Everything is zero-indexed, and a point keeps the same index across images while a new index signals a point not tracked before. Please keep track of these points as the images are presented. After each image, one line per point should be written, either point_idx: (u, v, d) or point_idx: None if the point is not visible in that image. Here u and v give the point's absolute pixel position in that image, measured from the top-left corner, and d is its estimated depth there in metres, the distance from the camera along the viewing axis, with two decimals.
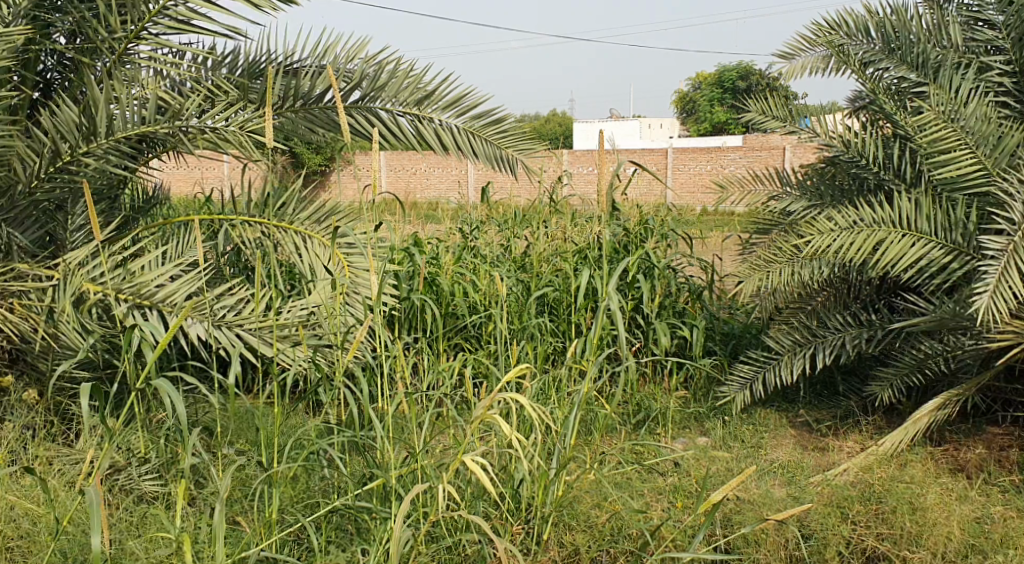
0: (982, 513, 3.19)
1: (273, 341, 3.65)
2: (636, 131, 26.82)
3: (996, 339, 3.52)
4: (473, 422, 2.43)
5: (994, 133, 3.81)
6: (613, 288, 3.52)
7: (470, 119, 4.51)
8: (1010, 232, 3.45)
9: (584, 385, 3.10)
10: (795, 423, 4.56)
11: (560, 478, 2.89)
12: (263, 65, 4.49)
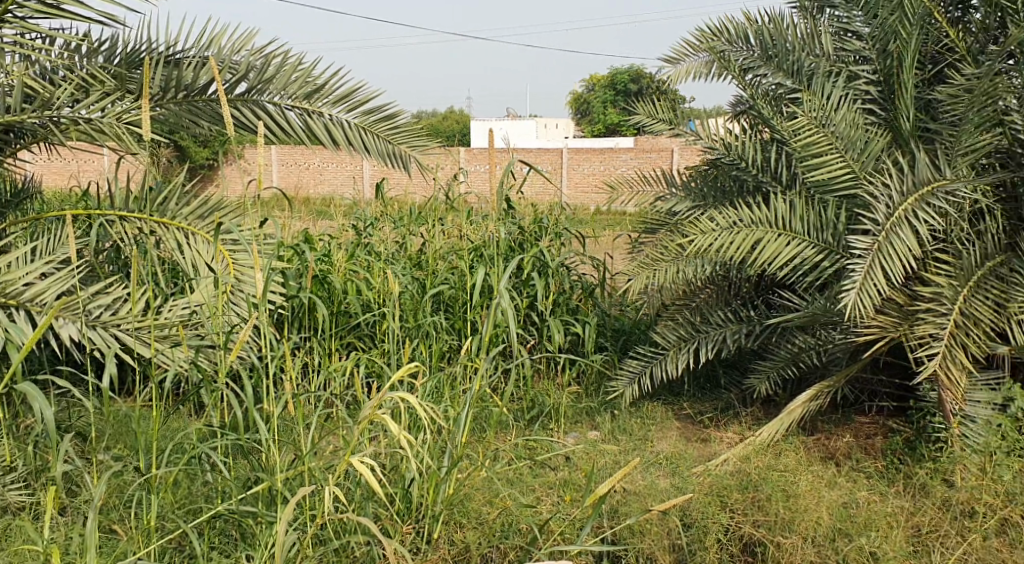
0: (849, 499, 3.35)
1: (150, 341, 3.61)
2: (532, 130, 27.06)
3: (862, 334, 3.71)
4: (361, 421, 2.46)
5: (862, 138, 4.03)
6: (504, 287, 3.64)
7: (363, 113, 4.49)
8: (875, 232, 3.62)
9: (475, 383, 3.15)
10: (680, 416, 4.72)
11: (451, 477, 2.96)
12: (141, 55, 4.39)
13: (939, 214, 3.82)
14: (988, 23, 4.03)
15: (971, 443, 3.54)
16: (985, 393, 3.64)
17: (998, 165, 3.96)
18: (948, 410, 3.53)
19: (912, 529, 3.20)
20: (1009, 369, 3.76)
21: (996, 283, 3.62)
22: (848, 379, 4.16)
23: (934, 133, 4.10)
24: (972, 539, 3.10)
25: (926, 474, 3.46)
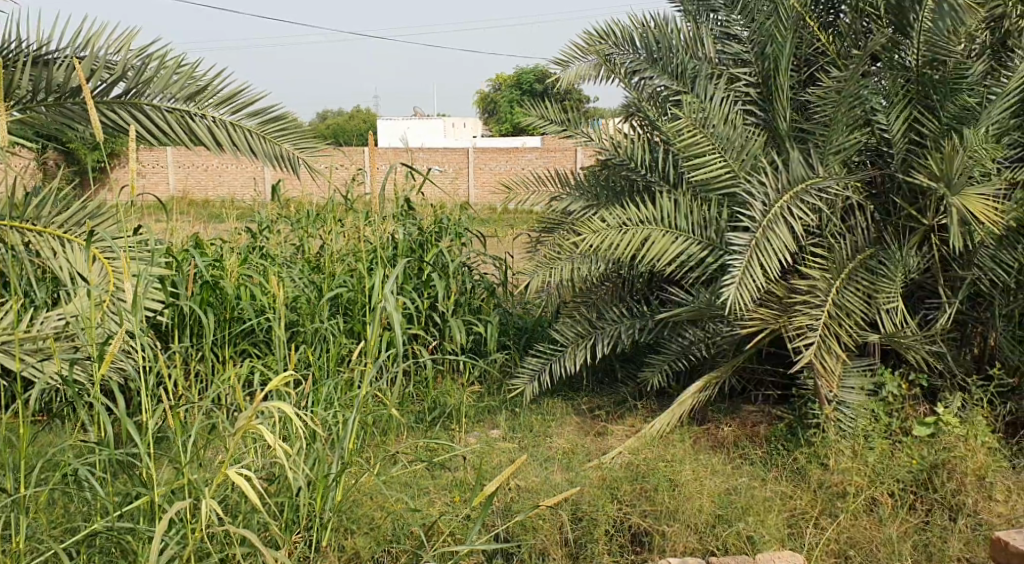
0: (729, 485, 3.50)
1: (24, 355, 3.59)
2: (441, 130, 27.07)
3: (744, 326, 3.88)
4: (238, 431, 2.51)
5: (741, 140, 4.19)
6: (389, 291, 3.70)
7: (246, 116, 4.48)
8: (752, 228, 3.79)
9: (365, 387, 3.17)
10: (578, 411, 4.86)
11: (338, 483, 2.98)
12: (6, 57, 4.26)
13: (813, 210, 4.03)
14: (855, 27, 4.27)
15: (845, 428, 3.75)
16: (859, 379, 3.86)
17: (868, 162, 4.19)
18: (823, 397, 3.74)
19: (788, 512, 3.37)
20: (879, 356, 3.99)
21: (865, 275, 3.84)
22: (734, 370, 4.37)
23: (808, 132, 4.30)
24: (841, 519, 3.29)
25: (803, 459, 3.66)
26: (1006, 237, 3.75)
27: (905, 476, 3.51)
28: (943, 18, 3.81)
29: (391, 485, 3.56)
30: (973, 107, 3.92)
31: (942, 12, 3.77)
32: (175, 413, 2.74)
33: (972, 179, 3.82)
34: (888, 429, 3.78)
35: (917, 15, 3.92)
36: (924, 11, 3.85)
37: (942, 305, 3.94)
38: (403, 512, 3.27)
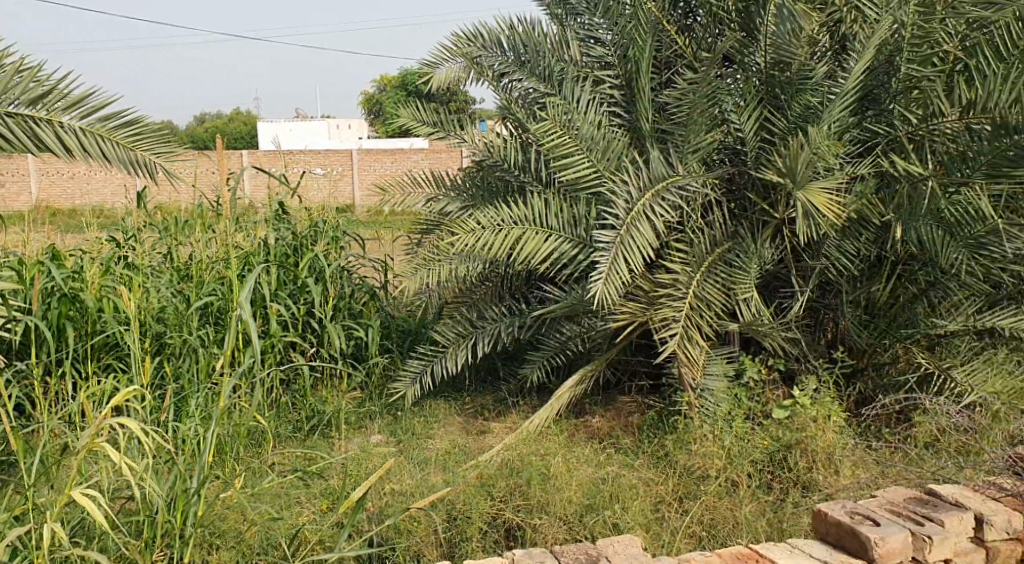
0: (599, 475, 4.28)
1: None
2: (326, 131, 26.96)
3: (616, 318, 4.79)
4: (81, 450, 2.70)
5: (602, 142, 4.91)
6: (245, 297, 3.63)
7: (96, 120, 4.39)
8: (618, 227, 4.59)
9: (221, 409, 3.30)
10: (461, 411, 5.30)
11: (198, 498, 3.12)
12: None
13: (677, 210, 4.94)
14: (708, 30, 5.21)
15: (708, 410, 4.75)
16: (720, 368, 4.85)
17: (726, 160, 5.14)
18: (687, 382, 4.70)
19: (652, 498, 4.17)
20: (738, 343, 5.05)
21: (723, 269, 4.80)
22: (608, 362, 5.06)
23: (667, 132, 5.18)
24: (705, 500, 4.14)
25: (670, 444, 4.64)
26: (849, 228, 4.83)
27: (762, 456, 4.51)
28: (784, 22, 4.73)
29: (260, 500, 3.86)
30: (814, 106, 4.90)
31: (784, 16, 4.70)
32: (15, 435, 2.87)
33: (818, 173, 4.83)
34: (748, 411, 4.84)
35: (763, 19, 4.84)
36: (769, 16, 4.78)
37: (796, 293, 5.00)
38: (265, 525, 3.59)
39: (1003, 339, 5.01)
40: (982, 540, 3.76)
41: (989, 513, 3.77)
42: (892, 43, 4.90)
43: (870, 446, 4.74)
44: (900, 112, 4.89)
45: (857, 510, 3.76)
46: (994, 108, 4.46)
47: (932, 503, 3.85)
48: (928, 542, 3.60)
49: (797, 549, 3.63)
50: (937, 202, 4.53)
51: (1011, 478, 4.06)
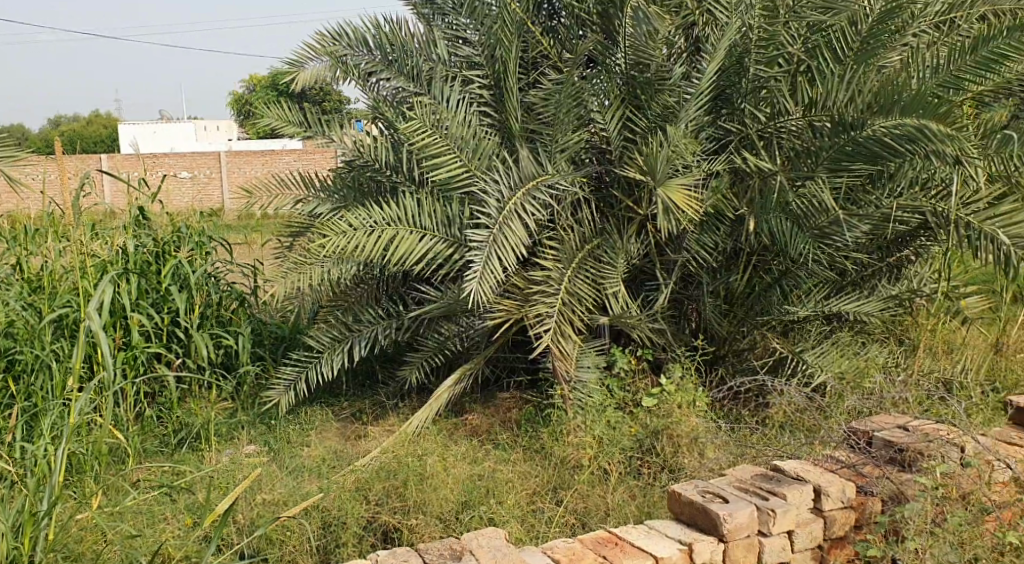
0: (475, 472, 4.76)
1: None
2: (193, 132, 26.33)
3: (493, 314, 4.98)
4: None
5: (471, 142, 5.14)
6: (94, 314, 3.83)
7: None
8: (491, 227, 4.82)
9: (67, 435, 3.49)
10: (339, 416, 5.53)
11: (46, 522, 3.38)
12: None
13: (547, 207, 5.12)
14: (571, 32, 5.34)
15: (581, 401, 5.06)
16: (593, 359, 5.18)
17: (594, 160, 5.30)
18: (560, 373, 4.93)
19: (525, 492, 4.62)
20: (609, 337, 5.33)
21: (593, 265, 5.01)
22: (484, 362, 5.35)
23: (536, 131, 5.32)
24: (578, 489, 4.60)
25: (545, 438, 5.01)
26: (706, 222, 5.02)
27: (631, 445, 4.88)
28: (640, 24, 4.92)
29: (121, 519, 4.09)
30: (672, 106, 5.09)
31: (639, 18, 4.90)
32: None
33: (676, 170, 5.01)
34: (621, 401, 5.14)
35: (623, 20, 5.01)
36: (626, 20, 4.95)
37: (660, 286, 5.17)
38: (125, 542, 3.78)
39: (849, 322, 5.27)
40: (820, 510, 4.18)
41: (825, 485, 4.19)
42: (739, 47, 5.11)
43: (728, 429, 5.01)
44: (750, 111, 5.13)
45: (709, 489, 4.16)
46: (832, 107, 4.88)
47: (777, 478, 4.25)
48: (771, 515, 4.02)
49: (654, 530, 4.05)
50: (785, 196, 4.86)
51: (844, 450, 4.49)
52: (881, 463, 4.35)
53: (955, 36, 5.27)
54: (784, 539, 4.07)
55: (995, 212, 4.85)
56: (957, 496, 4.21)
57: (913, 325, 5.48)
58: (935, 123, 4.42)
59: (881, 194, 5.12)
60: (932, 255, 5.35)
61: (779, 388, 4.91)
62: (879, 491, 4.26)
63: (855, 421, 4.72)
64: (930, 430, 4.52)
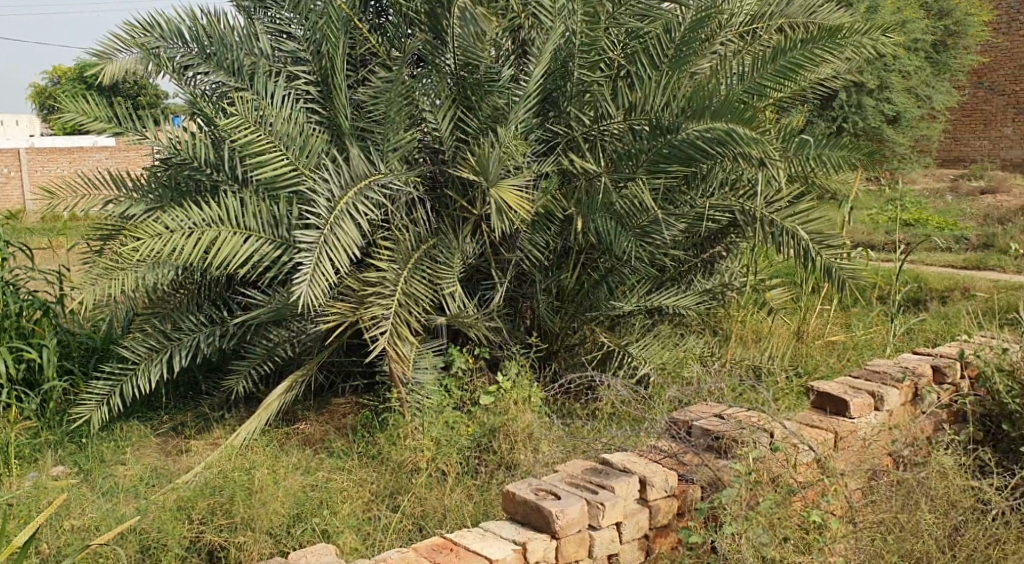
0: (307, 483, 4.67)
1: None
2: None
3: (326, 315, 4.99)
4: None
5: (297, 139, 5.09)
6: None
7: None
8: (320, 227, 4.79)
9: None
10: (159, 431, 5.33)
11: None
12: None
13: (381, 207, 5.18)
14: (399, 30, 5.38)
15: (418, 403, 5.13)
16: (429, 360, 5.25)
17: (427, 159, 5.39)
18: (396, 375, 4.89)
19: (360, 500, 4.56)
20: (447, 337, 5.41)
21: (429, 265, 5.08)
22: (317, 366, 5.34)
23: (366, 130, 5.36)
24: (415, 493, 4.58)
25: (383, 442, 5.00)
26: (537, 222, 5.10)
27: (468, 444, 4.92)
28: (467, 24, 5.03)
29: None
30: (502, 108, 5.18)
31: (467, 19, 5.00)
32: None
33: (507, 170, 5.07)
34: (458, 401, 5.22)
35: (450, 20, 5.11)
36: (453, 20, 5.04)
37: (495, 284, 5.25)
38: None
39: (669, 314, 5.47)
40: (646, 499, 4.26)
41: (649, 475, 4.26)
42: (564, 51, 5.21)
43: (560, 423, 5.09)
44: (575, 113, 5.26)
45: (541, 487, 4.18)
46: (650, 111, 5.01)
47: (606, 471, 4.31)
48: (601, 508, 4.07)
49: (488, 532, 4.02)
50: (609, 196, 5.00)
51: (667, 441, 4.52)
52: (699, 450, 4.41)
53: (757, 45, 5.59)
54: (613, 531, 4.14)
55: (795, 209, 5.15)
56: (768, 479, 4.22)
57: (725, 317, 5.79)
58: (742, 126, 4.61)
59: (695, 194, 5.25)
60: (741, 250, 5.62)
61: (606, 381, 4.98)
62: (699, 479, 4.34)
63: (675, 411, 4.79)
64: (742, 417, 4.60)
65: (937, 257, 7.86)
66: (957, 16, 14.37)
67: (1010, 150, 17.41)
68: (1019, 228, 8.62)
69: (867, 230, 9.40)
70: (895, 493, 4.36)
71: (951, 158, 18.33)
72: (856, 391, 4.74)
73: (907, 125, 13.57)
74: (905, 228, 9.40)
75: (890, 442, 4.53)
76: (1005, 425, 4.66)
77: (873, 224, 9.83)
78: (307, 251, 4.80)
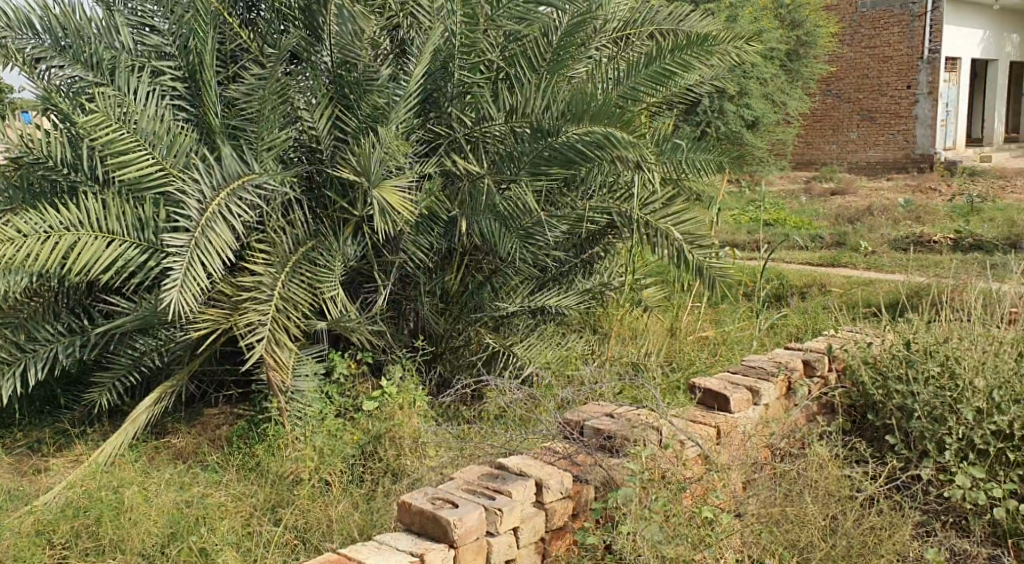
0: (181, 499, 4.44)
1: None
2: None
3: (198, 322, 4.76)
4: None
5: (164, 137, 4.82)
6: None
7: None
8: (191, 230, 4.54)
9: None
10: (14, 451, 5.03)
11: None
12: None
13: (256, 209, 4.99)
14: (271, 26, 5.24)
15: (299, 412, 4.99)
16: (310, 367, 5.10)
17: (304, 159, 5.24)
18: (275, 384, 4.72)
19: (239, 514, 4.37)
20: (327, 342, 5.29)
21: (308, 268, 4.93)
22: (188, 376, 5.09)
23: (239, 129, 5.16)
24: (298, 505, 4.42)
25: (261, 453, 4.82)
26: (420, 224, 5.05)
27: (353, 452, 4.79)
28: (345, 23, 4.92)
29: None
30: (382, 107, 5.04)
31: (344, 17, 4.91)
32: None
33: (388, 172, 4.98)
34: (339, 408, 5.11)
35: (325, 18, 5.04)
36: (329, 17, 4.96)
37: (378, 287, 5.20)
38: None
39: (551, 315, 5.51)
40: (542, 503, 4.18)
41: (545, 479, 4.18)
42: (443, 52, 5.17)
43: (447, 427, 5.02)
44: (456, 115, 5.22)
45: (437, 496, 4.07)
46: (531, 114, 4.96)
47: (502, 476, 4.23)
48: (499, 514, 3.98)
49: (384, 545, 3.87)
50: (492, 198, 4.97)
51: (560, 441, 4.49)
52: (592, 451, 4.39)
53: (629, 51, 5.72)
54: (510, 537, 4.04)
55: (668, 209, 5.14)
56: (659, 477, 4.26)
57: (605, 316, 5.92)
58: (620, 130, 4.63)
59: (576, 196, 5.35)
60: (618, 250, 5.70)
61: (494, 381, 4.95)
62: (593, 480, 4.31)
63: (566, 411, 4.78)
64: (632, 416, 4.65)
65: (796, 256, 8.24)
66: (808, 27, 15.14)
67: (855, 154, 17.99)
68: (869, 228, 9.14)
69: (730, 230, 9.79)
70: (776, 484, 4.52)
71: (805, 160, 18.85)
72: (735, 387, 4.92)
73: (764, 129, 14.16)
74: (765, 228, 9.84)
75: (769, 436, 4.70)
76: (869, 415, 4.96)
77: (736, 225, 10.25)
78: (176, 255, 4.57)
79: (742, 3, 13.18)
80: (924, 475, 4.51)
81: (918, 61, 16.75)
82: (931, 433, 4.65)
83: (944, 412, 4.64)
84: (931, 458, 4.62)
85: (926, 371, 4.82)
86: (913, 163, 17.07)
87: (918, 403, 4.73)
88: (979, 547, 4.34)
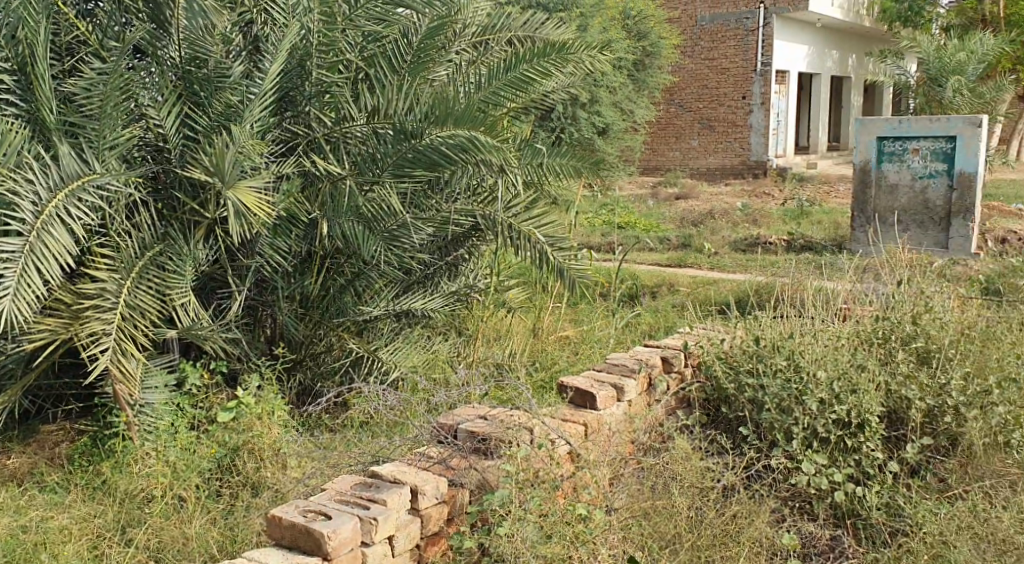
0: (17, 524, 4.11)
1: None
2: None
3: (34, 333, 4.42)
4: None
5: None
6: None
7: None
8: (25, 235, 4.23)
9: None
10: None
11: None
12: None
13: (97, 211, 4.67)
14: (111, 18, 4.92)
15: (149, 426, 4.71)
16: (159, 379, 4.82)
17: (149, 158, 4.95)
18: (121, 398, 4.44)
19: (85, 537, 4.07)
20: (178, 351, 5.03)
21: (156, 273, 4.67)
22: (21, 391, 4.68)
23: (77, 126, 4.79)
24: (150, 525, 4.14)
25: (108, 470, 4.51)
26: (279, 226, 4.88)
27: (209, 466, 4.53)
28: (195, 16, 4.74)
29: None
30: (235, 105, 4.87)
31: (195, 10, 4.71)
32: None
33: (244, 172, 4.78)
34: (191, 420, 4.85)
35: (172, 11, 4.79)
36: (178, 9, 4.73)
37: (233, 293, 4.97)
38: None
39: (415, 318, 5.44)
40: (417, 510, 4.08)
41: (420, 485, 4.08)
42: (300, 50, 5.01)
43: (307, 436, 4.86)
44: (315, 114, 5.08)
45: (309, 508, 3.89)
46: (393, 115, 4.89)
47: (376, 484, 4.09)
48: (374, 524, 3.84)
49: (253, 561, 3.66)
50: (354, 199, 4.85)
51: (434, 446, 4.43)
52: (466, 454, 4.35)
53: (488, 56, 5.73)
54: (385, 546, 3.90)
55: (530, 212, 5.18)
56: (533, 477, 4.24)
57: (468, 318, 5.89)
58: (483, 133, 4.61)
59: (440, 198, 5.29)
60: (481, 252, 5.68)
61: (360, 385, 4.84)
62: (467, 483, 4.27)
63: (439, 415, 4.72)
64: (506, 417, 4.63)
65: (647, 257, 8.52)
66: (654, 39, 15.77)
67: (697, 160, 18.81)
68: (712, 231, 9.54)
69: (585, 232, 10.06)
70: (642, 478, 4.61)
71: (652, 166, 19.57)
72: (601, 384, 5.03)
73: (616, 136, 14.64)
74: (617, 230, 10.15)
75: (633, 429, 4.84)
76: (722, 408, 5.14)
77: (589, 227, 10.54)
78: (8, 261, 4.24)
79: (592, 14, 13.77)
80: (778, 464, 4.67)
81: (752, 73, 17.63)
82: (779, 424, 4.81)
83: (792, 404, 4.83)
84: (780, 447, 4.75)
85: (774, 364, 5.01)
86: (748, 170, 18.05)
87: (766, 395, 4.89)
88: (822, 529, 4.49)
